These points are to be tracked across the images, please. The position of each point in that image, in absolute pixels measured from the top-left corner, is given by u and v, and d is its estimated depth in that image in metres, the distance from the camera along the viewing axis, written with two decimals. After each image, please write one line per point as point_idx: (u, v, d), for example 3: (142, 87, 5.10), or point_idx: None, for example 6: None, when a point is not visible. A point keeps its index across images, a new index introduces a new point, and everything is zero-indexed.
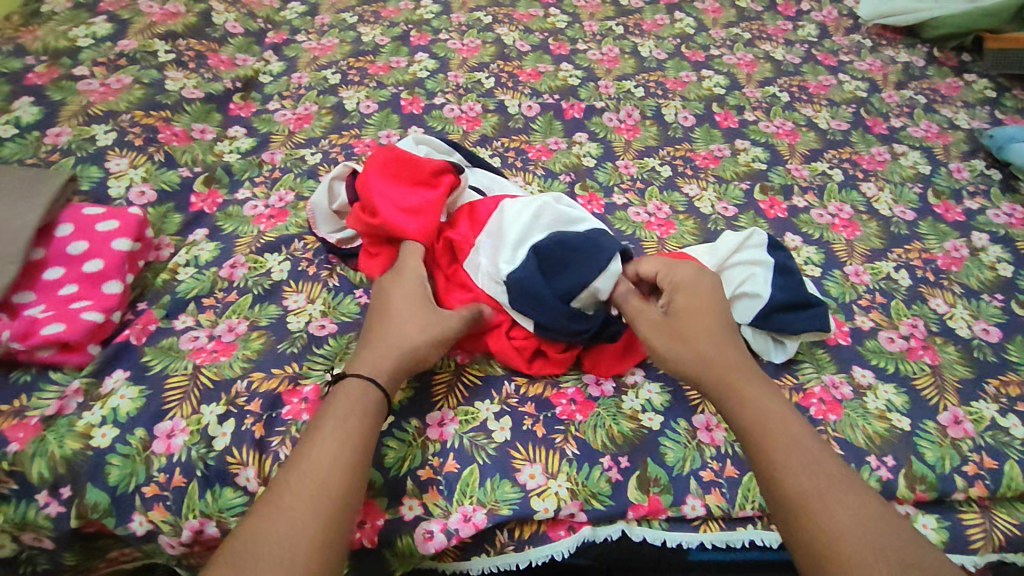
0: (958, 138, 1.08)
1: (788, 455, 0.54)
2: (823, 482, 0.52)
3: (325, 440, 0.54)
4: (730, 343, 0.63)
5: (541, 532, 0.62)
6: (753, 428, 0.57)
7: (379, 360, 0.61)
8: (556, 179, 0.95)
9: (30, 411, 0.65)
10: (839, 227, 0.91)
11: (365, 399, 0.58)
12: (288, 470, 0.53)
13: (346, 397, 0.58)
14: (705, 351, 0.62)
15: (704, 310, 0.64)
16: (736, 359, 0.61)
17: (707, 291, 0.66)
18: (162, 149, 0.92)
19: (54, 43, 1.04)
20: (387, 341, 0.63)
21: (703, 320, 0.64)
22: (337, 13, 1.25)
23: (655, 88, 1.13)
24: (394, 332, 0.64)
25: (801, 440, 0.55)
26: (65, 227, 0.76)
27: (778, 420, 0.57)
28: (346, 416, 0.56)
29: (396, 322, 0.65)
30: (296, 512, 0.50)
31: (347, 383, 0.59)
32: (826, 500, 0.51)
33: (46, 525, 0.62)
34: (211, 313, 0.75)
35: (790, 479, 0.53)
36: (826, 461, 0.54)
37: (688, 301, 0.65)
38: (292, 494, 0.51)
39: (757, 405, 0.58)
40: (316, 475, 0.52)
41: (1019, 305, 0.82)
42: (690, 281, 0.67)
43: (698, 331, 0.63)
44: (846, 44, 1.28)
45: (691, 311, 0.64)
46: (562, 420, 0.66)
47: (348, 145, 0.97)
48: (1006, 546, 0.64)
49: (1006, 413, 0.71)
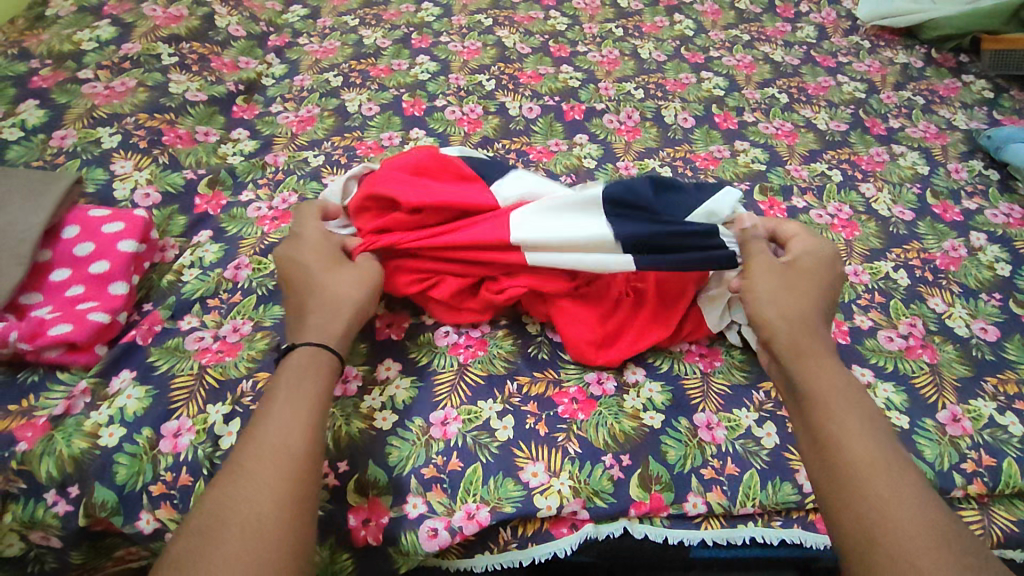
0: (956, 139, 1.08)
1: (842, 427, 0.57)
2: (878, 448, 0.55)
3: (284, 407, 0.57)
4: (822, 317, 0.67)
5: (544, 529, 0.62)
6: (827, 389, 0.60)
7: (326, 325, 0.64)
8: (558, 180, 0.95)
9: (39, 411, 0.66)
10: (838, 227, 0.92)
11: (316, 361, 0.61)
12: (250, 435, 0.55)
13: (296, 363, 0.61)
14: (803, 308, 0.66)
15: (818, 282, 0.69)
16: (823, 331, 0.66)
17: (823, 271, 0.70)
18: (167, 152, 0.93)
19: (58, 47, 1.05)
20: (325, 303, 0.66)
21: (812, 288, 0.68)
22: (338, 16, 1.26)
23: (654, 90, 1.13)
24: (323, 292, 0.66)
25: (867, 413, 0.58)
26: (72, 229, 0.77)
27: (850, 387, 0.60)
28: (301, 380, 0.59)
29: (319, 282, 0.67)
30: (259, 473, 0.52)
31: (296, 350, 0.62)
32: (875, 465, 0.54)
33: (54, 524, 0.63)
34: (216, 314, 0.76)
35: (847, 436, 0.56)
36: (880, 434, 0.57)
37: (807, 268, 0.69)
38: (255, 457, 0.53)
39: (835, 371, 0.62)
40: (278, 438, 0.55)
41: (1016, 304, 0.83)
42: (818, 257, 0.71)
43: (801, 292, 0.67)
44: (845, 45, 1.29)
45: (805, 276, 0.69)
46: (565, 419, 0.67)
47: (350, 147, 0.98)
48: (1004, 542, 0.65)
49: (1004, 411, 0.71)
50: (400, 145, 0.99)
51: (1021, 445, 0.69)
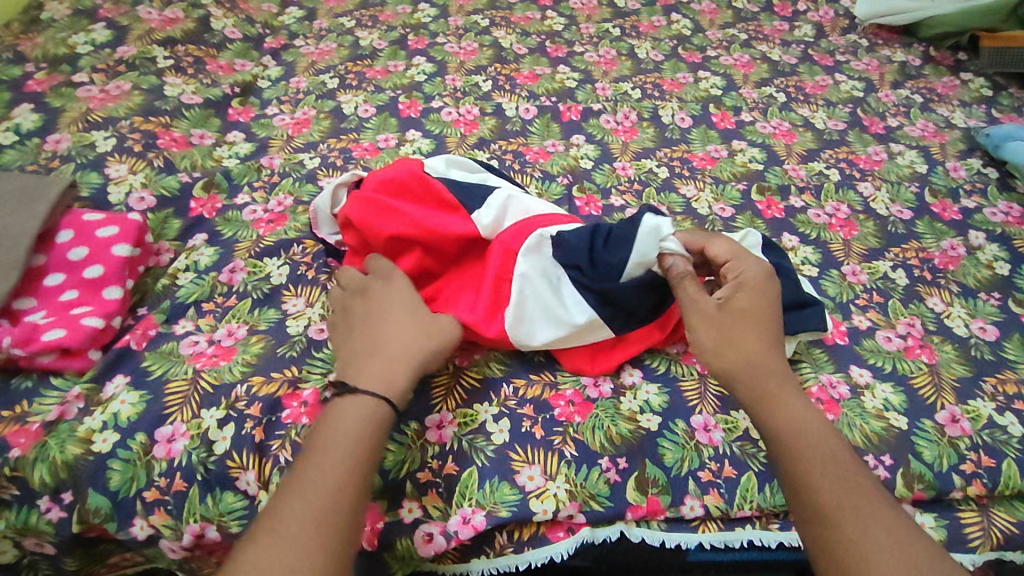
0: (954, 137, 1.08)
1: (827, 466, 0.55)
2: (857, 493, 0.53)
3: (329, 460, 0.54)
4: (772, 353, 0.63)
5: (540, 533, 0.62)
6: (794, 433, 0.57)
7: (389, 380, 0.60)
8: (554, 181, 0.95)
9: (32, 416, 0.65)
10: (836, 227, 0.91)
11: (371, 421, 0.58)
12: (287, 490, 0.53)
13: (350, 419, 0.57)
14: (750, 354, 0.62)
15: (763, 313, 0.64)
16: (779, 371, 0.62)
17: (766, 298, 0.65)
18: (161, 155, 0.92)
19: (53, 50, 1.05)
20: (396, 356, 0.62)
21: (756, 326, 0.64)
22: (334, 18, 1.25)
23: (652, 89, 1.13)
24: (391, 341, 0.63)
25: (839, 456, 0.56)
26: (66, 233, 0.76)
27: (818, 430, 0.58)
28: (355, 441, 0.56)
29: (392, 332, 0.64)
30: (294, 536, 0.49)
31: (356, 405, 0.58)
32: (859, 513, 0.52)
33: (48, 531, 0.63)
34: (211, 318, 0.75)
35: (823, 484, 0.54)
36: (856, 471, 0.55)
37: (747, 300, 0.64)
38: (294, 519, 0.50)
39: (794, 414, 0.59)
40: (315, 498, 0.52)
41: (1015, 303, 0.83)
42: (753, 281, 0.65)
43: (748, 334, 0.63)
44: (843, 43, 1.29)
45: (747, 313, 0.64)
46: (561, 421, 0.67)
47: (346, 149, 0.98)
48: (1004, 544, 0.64)
49: (1003, 411, 0.71)
50: (396, 146, 0.99)
51: (1020, 446, 0.68)
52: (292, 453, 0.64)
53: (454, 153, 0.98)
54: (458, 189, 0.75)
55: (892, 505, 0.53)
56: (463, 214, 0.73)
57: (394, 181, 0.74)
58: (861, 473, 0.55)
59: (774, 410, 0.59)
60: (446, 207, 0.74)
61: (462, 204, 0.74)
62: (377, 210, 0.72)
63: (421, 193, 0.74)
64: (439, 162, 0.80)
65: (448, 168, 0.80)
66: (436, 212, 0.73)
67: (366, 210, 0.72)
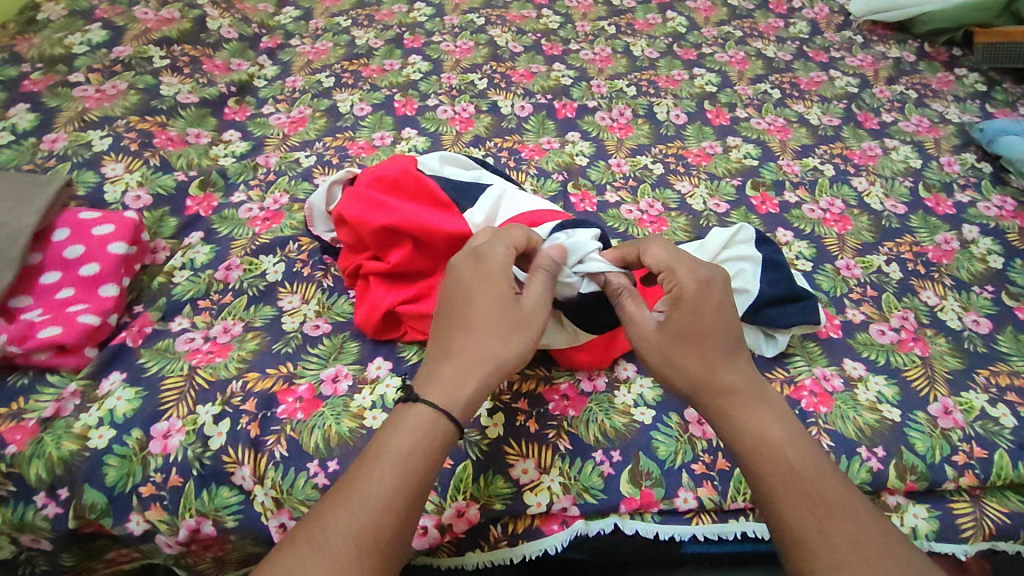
0: (948, 132, 1.08)
1: (788, 479, 0.53)
2: (821, 507, 0.51)
3: (381, 474, 0.50)
4: (729, 365, 0.58)
5: (535, 526, 0.62)
6: (755, 451, 0.54)
7: (454, 386, 0.54)
8: (549, 178, 0.95)
9: (28, 413, 0.66)
10: (830, 221, 0.91)
11: (433, 431, 0.52)
12: (337, 497, 0.49)
13: (411, 425, 0.52)
14: (699, 372, 0.57)
15: (713, 320, 0.59)
16: (732, 383, 0.58)
17: (713, 303, 0.59)
18: (158, 154, 0.93)
19: (49, 51, 1.05)
20: (468, 355, 0.56)
21: (705, 338, 0.58)
22: (330, 18, 1.26)
23: (647, 86, 1.13)
24: (466, 328, 0.57)
25: (798, 467, 0.53)
26: (62, 231, 0.76)
27: (778, 442, 0.55)
28: (414, 449, 0.51)
29: (474, 320, 0.57)
30: (334, 552, 0.46)
31: (415, 407, 0.53)
32: (822, 527, 0.50)
33: (44, 526, 0.63)
34: (207, 315, 0.76)
35: (785, 503, 0.52)
36: (822, 479, 0.53)
37: (689, 316, 0.58)
38: (337, 534, 0.47)
39: (753, 426, 0.56)
40: (361, 512, 0.48)
41: (1009, 296, 0.83)
42: (693, 293, 0.59)
43: (697, 350, 0.58)
44: (838, 40, 1.29)
45: (692, 326, 0.58)
46: (556, 415, 0.67)
47: (341, 147, 0.98)
48: (996, 534, 0.64)
49: (996, 403, 0.71)
50: (392, 144, 0.99)
51: (1013, 438, 0.68)
52: (287, 448, 0.65)
53: (450, 150, 0.99)
54: (451, 191, 0.75)
55: (862, 514, 0.51)
56: (457, 214, 0.73)
57: (388, 177, 0.74)
58: (827, 480, 0.53)
59: (734, 427, 0.56)
60: (439, 206, 0.73)
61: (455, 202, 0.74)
62: (372, 208, 0.72)
63: (415, 191, 0.73)
64: (433, 158, 0.80)
65: (442, 165, 0.80)
66: (428, 210, 0.72)
67: (361, 207, 0.72)
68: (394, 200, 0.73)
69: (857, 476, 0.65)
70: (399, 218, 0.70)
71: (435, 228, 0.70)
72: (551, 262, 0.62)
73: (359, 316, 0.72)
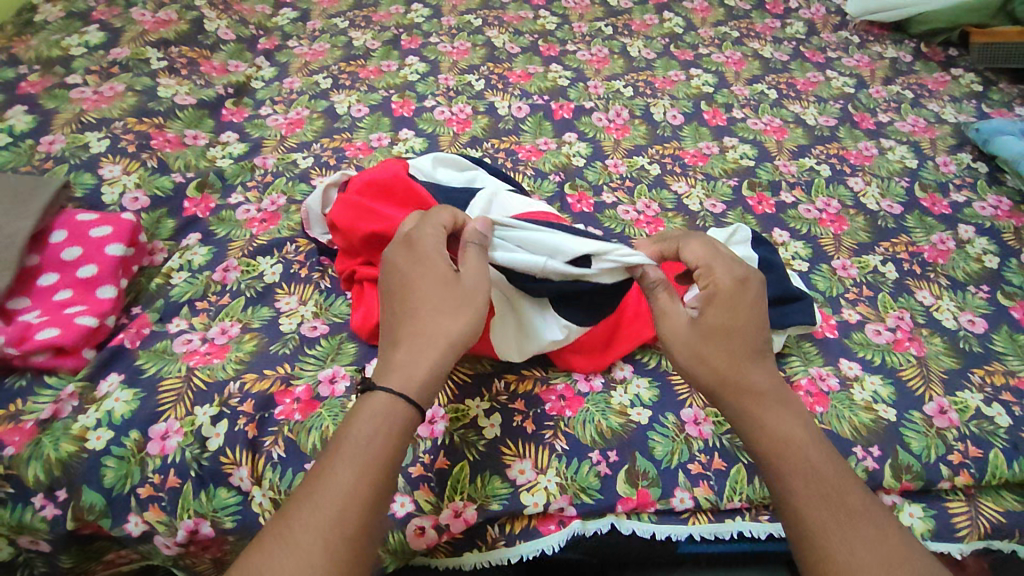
0: (944, 132, 1.08)
1: (811, 483, 0.53)
2: (843, 512, 0.51)
3: (343, 464, 0.50)
4: (756, 364, 0.58)
5: (532, 526, 0.62)
6: (779, 451, 0.54)
7: (405, 368, 0.55)
8: (546, 179, 0.95)
9: (26, 415, 0.66)
10: (826, 222, 0.92)
11: (389, 415, 0.52)
12: (304, 493, 0.49)
13: (368, 412, 0.52)
14: (727, 369, 0.57)
15: (744, 321, 0.58)
16: (759, 383, 0.57)
17: (745, 302, 0.59)
18: (155, 155, 0.93)
19: (47, 52, 1.05)
20: (416, 336, 0.56)
21: (735, 336, 0.58)
22: (328, 19, 1.26)
23: (644, 87, 1.14)
24: (410, 313, 0.57)
25: (820, 470, 0.53)
26: (59, 233, 0.76)
27: (802, 446, 0.55)
28: (373, 436, 0.51)
29: (416, 303, 0.57)
30: (303, 548, 0.46)
31: (370, 395, 0.53)
32: (843, 532, 0.50)
33: (42, 528, 0.63)
34: (205, 316, 0.76)
35: (807, 505, 0.52)
36: (843, 485, 0.53)
37: (722, 314, 0.58)
38: (304, 529, 0.47)
39: (777, 427, 0.56)
40: (330, 505, 0.48)
41: (1004, 295, 0.83)
42: (728, 292, 0.59)
43: (726, 348, 0.57)
44: (834, 40, 1.29)
45: (724, 323, 0.58)
46: (552, 416, 0.67)
47: (339, 148, 0.98)
48: (991, 533, 0.65)
49: (991, 402, 0.71)
50: (389, 146, 0.99)
51: (1008, 437, 0.69)
52: (284, 449, 0.65)
53: (447, 151, 0.99)
54: (443, 195, 0.75)
55: (882, 521, 0.51)
56: None
57: (379, 182, 0.74)
58: (847, 485, 0.53)
59: (758, 427, 0.56)
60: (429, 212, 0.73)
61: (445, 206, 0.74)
62: (362, 214, 0.72)
63: (405, 197, 0.73)
64: (427, 161, 0.80)
65: (436, 167, 0.80)
66: None
67: (351, 214, 0.73)
68: (384, 207, 0.73)
69: None
70: (388, 225, 0.70)
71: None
72: (478, 233, 0.62)
73: (356, 319, 0.72)
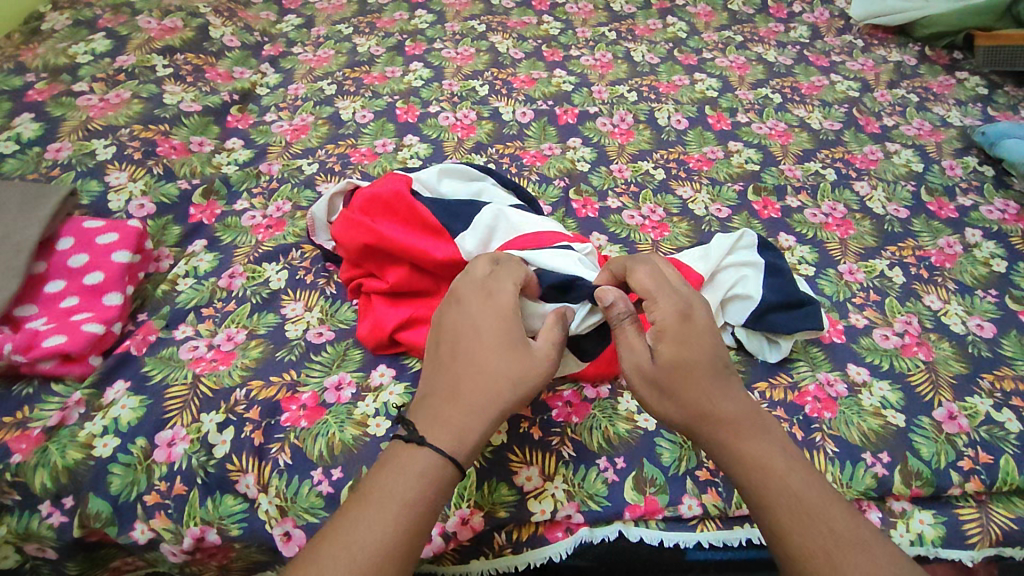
0: (950, 135, 1.08)
1: (795, 511, 0.51)
2: (831, 538, 0.50)
3: (386, 513, 0.49)
4: (723, 393, 0.56)
5: (539, 534, 0.62)
6: (759, 480, 0.53)
7: (460, 430, 0.53)
8: (551, 184, 0.95)
9: (33, 422, 0.66)
10: (832, 226, 0.91)
11: (437, 473, 0.52)
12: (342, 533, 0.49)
13: (414, 466, 0.52)
14: (694, 406, 0.55)
15: (700, 350, 0.57)
16: (731, 414, 0.55)
17: (697, 326, 0.58)
18: (161, 162, 0.93)
19: (53, 60, 1.06)
20: (476, 397, 0.55)
21: (698, 365, 0.56)
22: (332, 25, 1.26)
23: (648, 92, 1.14)
24: (474, 368, 0.56)
25: (803, 497, 0.52)
26: (66, 241, 0.77)
27: (782, 472, 0.53)
28: (415, 494, 0.51)
29: (485, 360, 0.56)
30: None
31: (420, 450, 0.52)
32: (836, 559, 0.49)
33: (49, 535, 0.63)
34: (210, 323, 0.76)
35: (796, 536, 0.50)
36: (828, 509, 0.51)
37: (676, 351, 0.56)
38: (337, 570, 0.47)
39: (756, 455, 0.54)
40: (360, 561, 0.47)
41: (1013, 300, 0.83)
42: (676, 327, 0.57)
43: (688, 383, 0.56)
44: (839, 44, 1.29)
45: (682, 355, 0.56)
46: (559, 421, 0.67)
47: (344, 155, 0.98)
48: (1003, 540, 0.64)
49: (1001, 407, 0.71)
50: (394, 151, 0.99)
51: (1018, 443, 0.68)
52: (291, 456, 0.65)
53: (451, 158, 0.99)
54: (443, 213, 0.74)
55: (871, 541, 0.50)
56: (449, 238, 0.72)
57: (382, 199, 0.74)
58: (832, 505, 0.52)
59: (733, 459, 0.54)
60: (430, 230, 0.72)
61: (446, 226, 0.72)
62: (363, 233, 0.72)
63: (407, 215, 0.73)
64: (432, 172, 0.79)
65: (442, 178, 0.80)
66: (419, 235, 0.72)
67: (353, 231, 0.72)
68: (386, 224, 0.73)
69: (862, 482, 0.65)
70: (388, 245, 0.70)
71: (423, 254, 0.70)
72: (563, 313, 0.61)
73: (362, 330, 0.72)
